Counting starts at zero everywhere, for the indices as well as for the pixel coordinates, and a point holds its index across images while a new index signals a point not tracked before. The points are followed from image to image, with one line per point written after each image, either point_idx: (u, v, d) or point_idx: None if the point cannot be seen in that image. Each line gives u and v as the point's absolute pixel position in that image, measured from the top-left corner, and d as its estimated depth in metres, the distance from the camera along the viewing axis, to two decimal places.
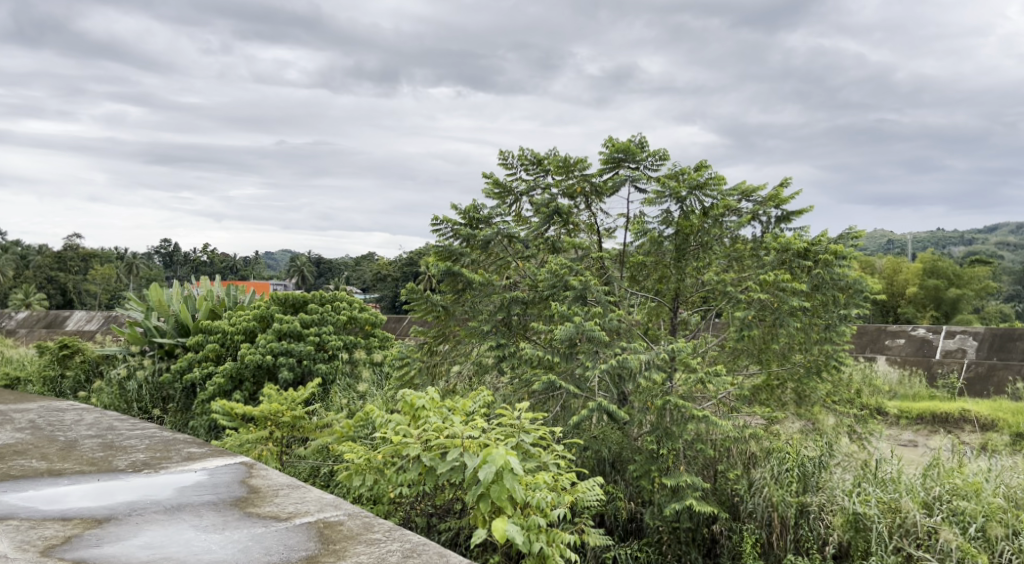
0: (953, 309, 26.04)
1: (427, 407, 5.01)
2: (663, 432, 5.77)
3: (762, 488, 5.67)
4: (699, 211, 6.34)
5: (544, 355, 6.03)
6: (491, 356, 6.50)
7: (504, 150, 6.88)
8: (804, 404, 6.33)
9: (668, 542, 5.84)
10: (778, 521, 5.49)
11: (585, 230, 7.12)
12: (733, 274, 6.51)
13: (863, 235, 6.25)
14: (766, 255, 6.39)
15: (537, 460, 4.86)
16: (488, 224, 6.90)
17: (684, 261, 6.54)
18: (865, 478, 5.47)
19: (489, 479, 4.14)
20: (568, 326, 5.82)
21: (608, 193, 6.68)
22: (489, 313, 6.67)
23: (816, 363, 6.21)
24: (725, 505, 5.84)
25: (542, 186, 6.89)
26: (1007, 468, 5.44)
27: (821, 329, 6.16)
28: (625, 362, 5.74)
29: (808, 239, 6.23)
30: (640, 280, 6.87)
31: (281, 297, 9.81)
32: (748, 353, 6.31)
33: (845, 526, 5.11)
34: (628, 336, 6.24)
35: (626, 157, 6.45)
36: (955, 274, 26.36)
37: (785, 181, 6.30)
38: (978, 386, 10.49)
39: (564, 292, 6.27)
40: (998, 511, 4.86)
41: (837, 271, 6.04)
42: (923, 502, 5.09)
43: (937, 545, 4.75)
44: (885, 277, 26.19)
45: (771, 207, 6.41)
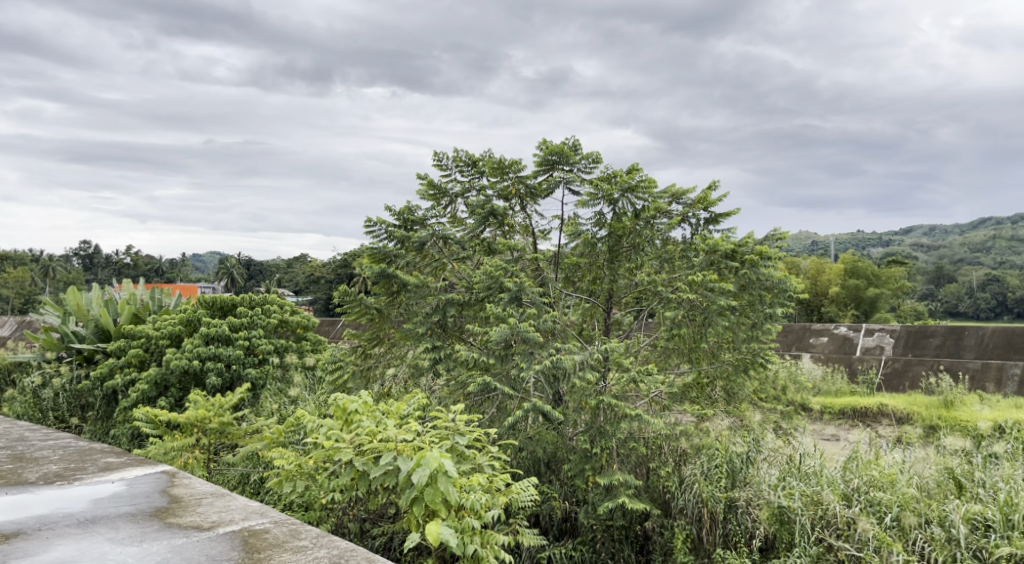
0: (872, 307, 27.03)
1: (360, 411, 4.95)
2: (596, 431, 5.87)
3: (692, 485, 5.77)
4: (631, 213, 6.49)
5: (479, 357, 6.04)
6: (426, 358, 6.43)
7: (439, 151, 6.87)
8: (733, 401, 6.45)
9: (601, 540, 5.88)
10: (708, 516, 5.61)
11: (520, 232, 7.12)
12: (665, 275, 6.58)
13: (787, 237, 6.47)
14: (696, 256, 6.48)
15: (471, 462, 4.85)
16: (423, 226, 6.86)
17: (617, 262, 6.63)
18: (790, 472, 5.64)
19: (423, 482, 4.11)
20: (503, 327, 5.83)
21: (543, 195, 6.73)
22: (424, 315, 6.60)
23: (744, 361, 6.37)
24: (656, 502, 5.94)
25: (477, 188, 6.89)
26: (919, 459, 5.69)
27: (748, 328, 6.35)
28: (560, 362, 5.80)
29: (735, 240, 6.38)
30: (574, 282, 6.94)
31: (208, 301, 9.52)
32: (678, 353, 6.47)
33: (771, 519, 5.26)
34: (562, 337, 6.29)
35: (560, 160, 6.51)
36: (874, 274, 27.42)
37: (712, 183, 6.44)
38: (895, 381, 10.92)
39: (499, 293, 6.27)
40: (911, 501, 5.07)
41: (762, 271, 6.22)
42: (842, 493, 5.30)
43: (855, 535, 4.94)
44: (809, 277, 27.06)
45: (700, 210, 6.55)
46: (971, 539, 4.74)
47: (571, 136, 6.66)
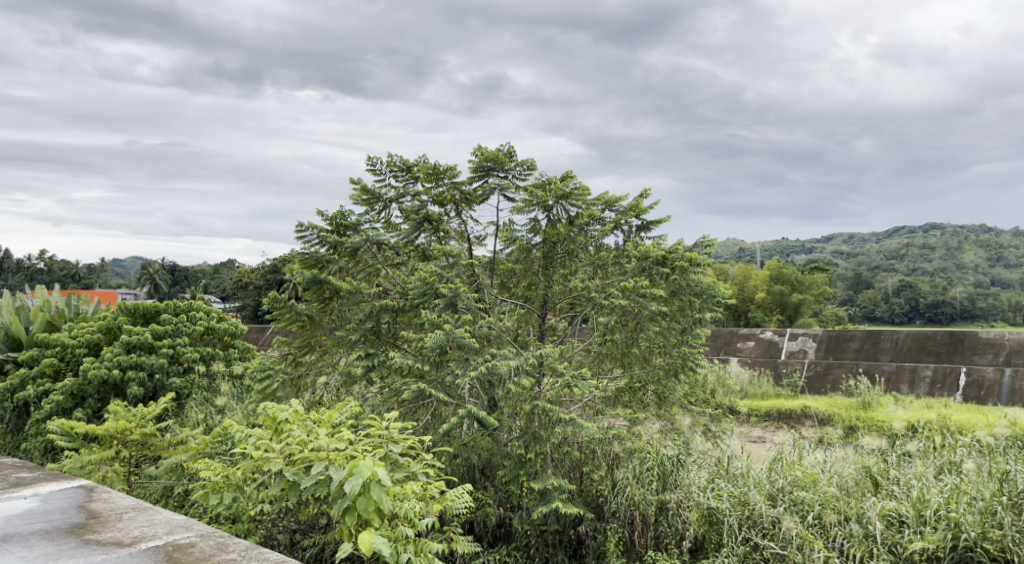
0: (796, 312, 27.74)
1: (290, 420, 4.79)
2: (531, 437, 5.85)
3: (624, 488, 5.88)
4: (565, 220, 6.52)
5: (414, 364, 6.01)
6: (359, 365, 6.34)
7: (372, 156, 6.82)
8: (664, 405, 6.54)
9: (535, 546, 5.91)
10: (639, 519, 5.72)
11: (456, 238, 7.13)
12: (598, 281, 6.68)
13: (715, 244, 6.65)
14: (628, 263, 6.63)
15: (405, 470, 4.80)
16: (356, 231, 6.77)
17: (551, 268, 6.66)
18: (718, 475, 5.78)
19: (355, 492, 4.06)
20: (438, 333, 5.81)
21: (478, 201, 6.74)
22: (357, 322, 6.54)
23: (674, 365, 6.43)
24: (590, 505, 6.01)
25: (412, 194, 6.85)
26: (839, 459, 5.91)
27: (678, 332, 6.43)
28: (495, 369, 5.81)
29: (665, 247, 6.50)
30: (509, 287, 6.93)
31: (129, 308, 9.17)
32: (611, 357, 6.49)
33: (700, 520, 5.39)
34: (497, 342, 6.30)
35: (495, 166, 6.53)
36: (798, 280, 28.34)
37: (644, 192, 6.55)
38: (818, 384, 11.31)
39: (434, 300, 6.25)
40: (832, 499, 5.26)
41: (692, 278, 6.40)
42: (768, 494, 5.46)
43: (780, 534, 5.10)
44: (736, 284, 27.81)
45: (632, 217, 6.67)
46: (887, 535, 4.94)
47: (506, 142, 6.67)
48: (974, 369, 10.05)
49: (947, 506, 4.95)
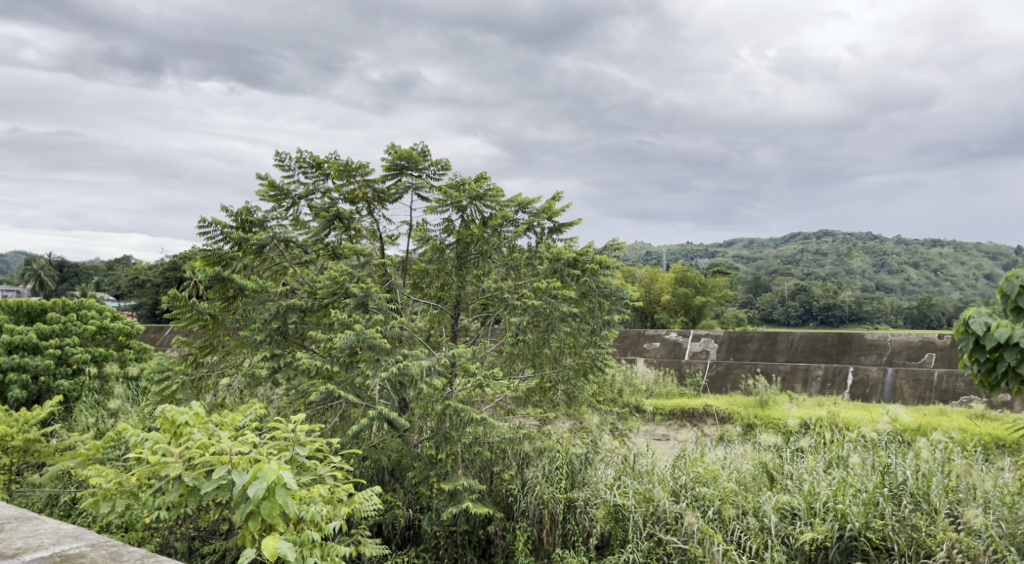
0: (699, 314, 28.60)
1: (191, 423, 4.61)
2: (442, 437, 5.84)
3: (534, 487, 5.94)
4: (479, 221, 6.53)
5: (322, 364, 5.88)
6: (265, 367, 6.18)
7: (281, 152, 6.62)
8: (573, 404, 6.65)
9: (444, 546, 5.90)
10: (548, 517, 5.78)
11: (368, 237, 7.02)
12: (510, 282, 6.69)
13: (624, 248, 6.80)
14: (541, 264, 6.68)
15: (312, 473, 4.67)
16: (263, 228, 6.58)
17: (464, 269, 6.65)
18: (625, 472, 5.93)
19: (259, 496, 3.94)
20: (348, 334, 5.69)
21: (390, 200, 6.67)
22: (262, 322, 6.33)
23: (584, 365, 6.57)
24: (499, 505, 6.03)
25: (322, 191, 6.71)
26: (738, 455, 6.14)
27: (588, 333, 6.55)
28: (406, 369, 5.72)
29: (576, 249, 6.61)
30: (421, 288, 6.89)
31: (12, 306, 8.62)
32: (523, 358, 6.56)
33: (606, 518, 5.51)
34: (409, 343, 6.24)
35: (409, 165, 6.48)
36: (701, 282, 29.24)
37: (556, 194, 6.64)
38: (719, 383, 11.73)
39: (345, 299, 6.11)
40: (731, 494, 5.46)
41: (601, 279, 6.53)
42: (671, 490, 5.64)
43: (682, 529, 5.26)
44: (643, 285, 28.46)
45: (545, 219, 6.75)
46: (781, 527, 5.16)
47: (421, 141, 6.62)
48: (860, 369, 10.62)
49: (835, 497, 5.22)
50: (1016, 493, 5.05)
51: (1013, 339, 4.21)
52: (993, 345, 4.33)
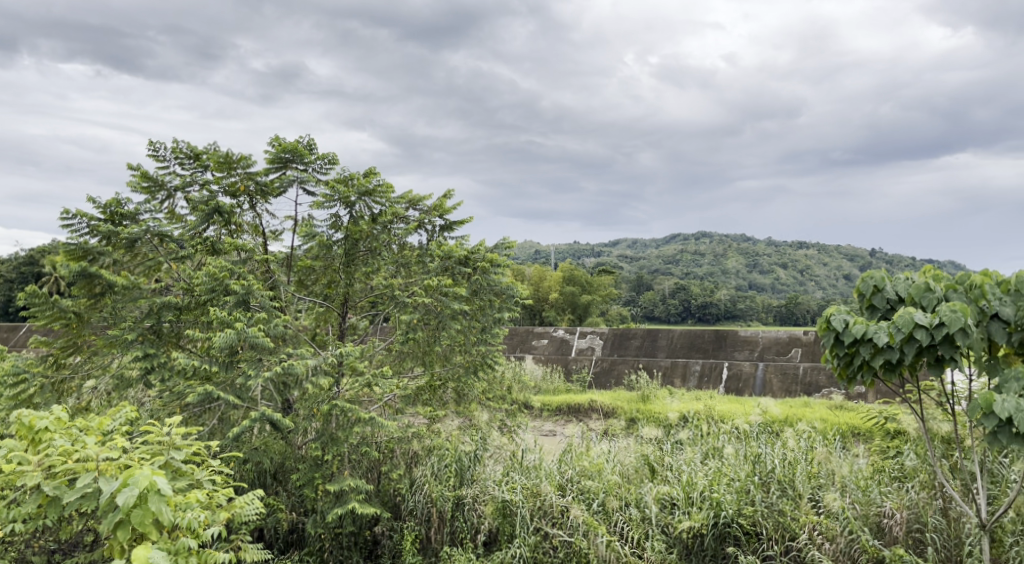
0: (585, 312, 29.16)
1: (51, 429, 4.24)
2: (328, 438, 5.68)
3: (422, 486, 5.93)
4: (368, 217, 6.44)
5: (200, 365, 5.59)
6: (136, 369, 5.83)
7: (155, 141, 6.25)
8: (463, 402, 6.64)
9: (329, 549, 5.80)
10: (436, 516, 5.78)
11: (249, 232, 6.72)
12: (400, 279, 6.64)
13: (514, 246, 6.85)
14: (431, 261, 6.65)
15: (188, 478, 4.45)
16: (134, 221, 6.20)
17: (353, 266, 6.53)
18: (512, 467, 5.99)
19: (130, 504, 3.72)
20: (228, 332, 5.43)
21: (274, 194, 6.44)
22: (133, 321, 5.96)
23: (474, 363, 6.55)
24: (387, 506, 5.97)
25: (201, 183, 6.41)
26: (622, 449, 6.32)
27: (479, 331, 6.55)
28: (291, 368, 5.52)
29: (467, 247, 6.61)
30: (307, 285, 6.68)
31: None
32: (412, 357, 6.51)
33: (495, 513, 5.55)
34: (293, 342, 6.04)
35: (294, 158, 6.29)
36: (588, 282, 29.85)
37: (447, 192, 6.62)
38: (603, 378, 12.04)
39: (224, 297, 5.85)
40: (615, 487, 5.61)
41: (492, 277, 6.55)
42: (558, 484, 5.74)
43: (568, 522, 5.36)
44: (532, 284, 28.78)
45: (435, 217, 6.71)
46: (660, 517, 5.35)
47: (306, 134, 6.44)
48: (734, 364, 11.16)
49: (710, 487, 5.45)
50: (869, 477, 5.43)
51: (867, 335, 4.51)
52: (850, 341, 4.63)
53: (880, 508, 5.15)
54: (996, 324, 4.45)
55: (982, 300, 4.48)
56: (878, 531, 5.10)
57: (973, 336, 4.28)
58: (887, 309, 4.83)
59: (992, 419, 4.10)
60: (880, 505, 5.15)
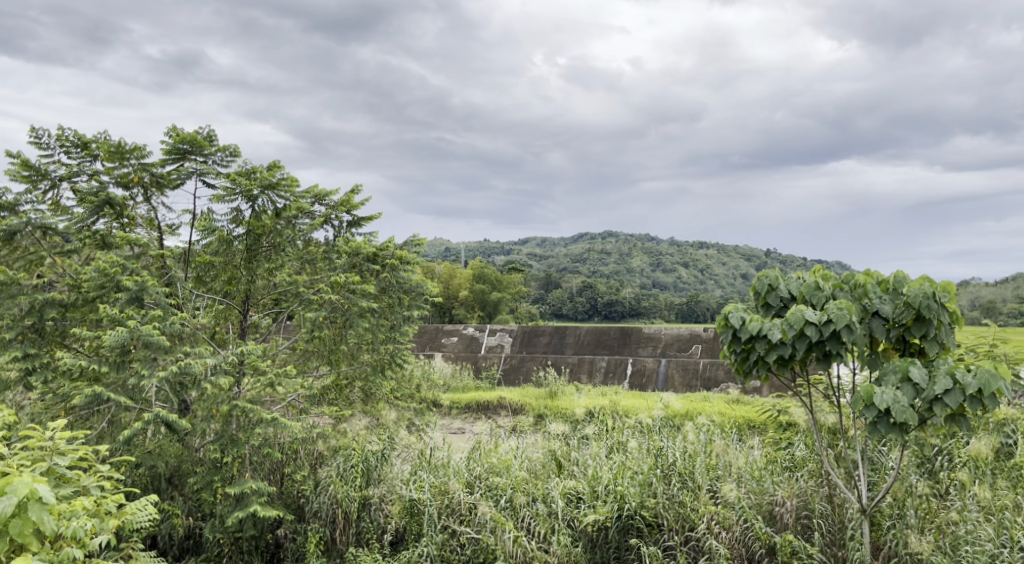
0: (495, 310, 29.28)
1: None
2: (227, 440, 5.49)
3: (327, 487, 5.82)
4: (271, 212, 6.27)
5: (88, 365, 5.28)
6: (15, 370, 5.49)
7: (37, 128, 5.89)
8: (370, 401, 6.57)
9: (229, 554, 5.65)
10: (341, 517, 5.69)
11: (143, 226, 6.40)
12: (306, 277, 6.48)
13: (424, 243, 6.75)
14: (338, 258, 6.50)
15: (74, 485, 4.22)
16: (13, 212, 5.85)
17: (255, 262, 6.34)
18: (420, 466, 5.95)
19: (7, 514, 3.50)
20: (120, 331, 5.18)
21: (171, 185, 6.19)
22: (13, 318, 5.57)
23: (382, 361, 6.46)
24: (290, 508, 5.83)
25: (89, 173, 6.08)
26: (529, 444, 6.38)
27: (387, 329, 6.47)
28: (187, 367, 5.32)
29: (376, 244, 6.50)
30: (206, 282, 6.42)
31: None
32: (317, 354, 6.36)
33: (401, 512, 5.51)
34: (190, 340, 5.81)
35: (192, 149, 6.05)
36: (497, 279, 29.97)
37: (355, 187, 6.51)
38: (513, 375, 12.13)
39: (115, 294, 5.55)
40: (522, 483, 5.65)
41: (402, 275, 6.52)
42: (466, 482, 5.75)
43: (476, 519, 5.37)
44: (441, 281, 28.68)
45: (343, 212, 6.59)
46: (566, 511, 5.42)
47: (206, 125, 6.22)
48: (638, 360, 11.43)
49: (615, 480, 5.57)
50: (763, 467, 5.65)
51: (762, 331, 4.70)
52: (746, 337, 4.82)
53: (772, 497, 5.37)
54: (877, 321, 4.72)
55: (865, 298, 4.75)
56: (770, 518, 5.32)
57: (857, 332, 4.52)
58: (780, 306, 5.05)
59: (873, 410, 4.36)
60: (772, 494, 5.37)
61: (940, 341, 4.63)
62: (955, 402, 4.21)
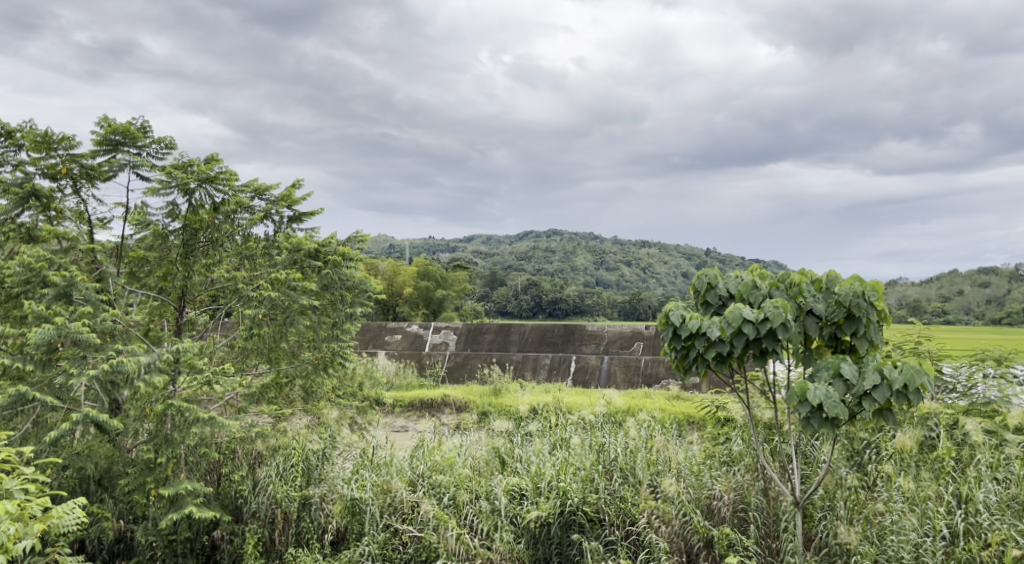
0: (440, 308, 29.16)
1: None
2: (161, 440, 5.34)
3: (266, 487, 5.72)
4: (209, 206, 6.06)
5: (12, 364, 5.10)
6: None
7: None
8: (311, 399, 6.47)
9: (162, 557, 5.52)
10: (281, 517, 5.59)
11: (72, 219, 6.11)
12: (244, 272, 6.35)
13: (368, 239, 6.70)
14: (278, 254, 6.41)
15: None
16: None
17: (191, 257, 6.14)
18: (362, 465, 5.88)
19: None
20: (47, 328, 5.00)
21: (102, 178, 6.00)
22: None
23: (323, 359, 6.36)
24: (227, 509, 5.72)
25: (14, 163, 5.84)
26: (473, 442, 6.37)
27: (329, 327, 6.37)
28: (119, 366, 5.14)
29: (318, 240, 6.46)
30: (139, 277, 6.27)
31: None
32: (257, 352, 6.25)
33: (343, 512, 5.43)
34: (123, 338, 5.61)
35: (125, 140, 5.86)
36: (443, 276, 29.85)
37: (295, 182, 6.40)
38: (457, 373, 12.10)
39: (41, 289, 5.33)
40: (465, 480, 5.64)
41: (344, 271, 6.40)
42: (409, 480, 5.71)
43: (419, 517, 5.34)
44: (386, 278, 28.44)
45: (283, 207, 6.48)
46: (509, 508, 5.43)
47: (140, 116, 6.03)
48: (581, 358, 11.56)
49: (558, 476, 5.60)
50: (701, 462, 5.77)
51: (701, 329, 4.78)
52: (686, 335, 4.90)
53: (710, 491, 5.50)
54: (811, 319, 4.85)
55: (800, 296, 4.86)
56: (708, 512, 5.43)
57: (792, 330, 4.65)
58: (719, 305, 5.14)
59: (806, 406, 4.48)
60: (710, 488, 5.51)
61: (870, 339, 4.79)
62: (882, 397, 4.35)
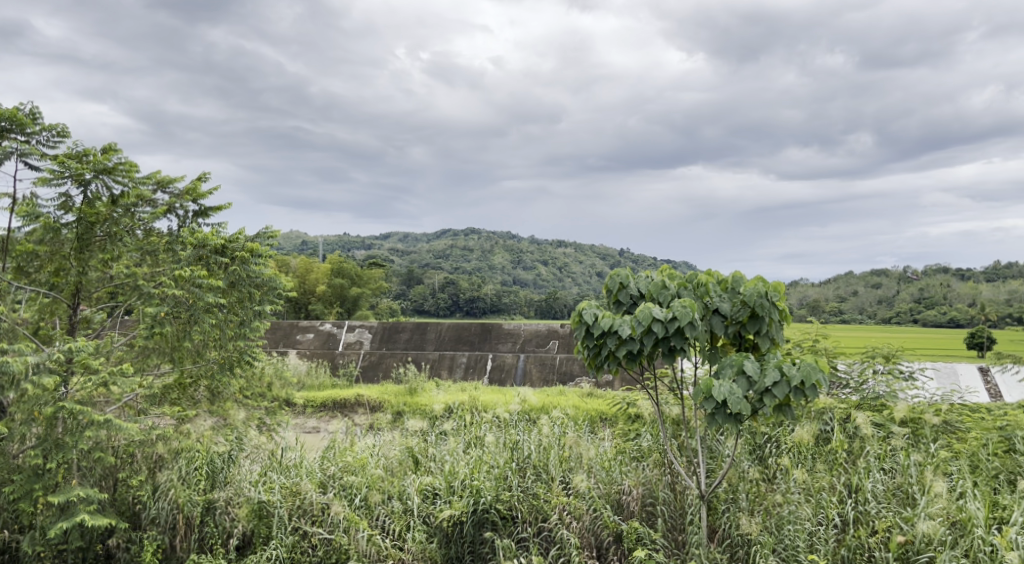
0: (355, 306, 28.65)
1: None
2: (51, 445, 5.06)
3: (167, 491, 5.47)
4: (106, 199, 5.87)
5: None
6: None
7: None
8: (217, 400, 6.22)
9: None
10: (182, 522, 5.39)
11: None
12: (146, 269, 6.05)
13: (277, 235, 6.50)
14: (182, 249, 6.09)
15: None
16: None
17: (87, 252, 5.87)
18: (271, 467, 5.73)
19: None
20: None
21: None
22: None
23: (229, 359, 6.16)
24: (124, 515, 5.50)
25: None
26: (386, 441, 6.29)
27: (236, 325, 6.15)
28: (4, 366, 4.81)
29: (224, 235, 6.17)
30: (28, 273, 5.85)
31: None
32: (158, 352, 5.90)
33: (249, 516, 5.27)
34: (9, 336, 5.34)
35: (11, 126, 5.52)
36: (358, 274, 29.40)
37: (201, 175, 6.16)
38: (371, 372, 11.94)
39: None
40: (377, 481, 5.56)
41: (252, 268, 6.20)
42: (319, 481, 5.59)
43: (328, 519, 5.22)
44: (298, 275, 27.80)
45: (188, 201, 6.22)
46: (421, 507, 5.38)
47: (29, 101, 5.69)
48: (497, 356, 11.57)
49: (471, 475, 5.59)
50: (612, 458, 5.86)
51: (612, 327, 4.85)
52: (599, 333, 4.96)
53: (620, 486, 5.59)
54: (716, 319, 4.98)
55: (706, 296, 5.00)
56: (617, 507, 5.53)
57: (699, 329, 4.76)
58: (630, 304, 5.23)
59: (711, 402, 4.60)
60: (619, 484, 5.60)
61: (771, 337, 4.95)
62: (782, 393, 4.51)
